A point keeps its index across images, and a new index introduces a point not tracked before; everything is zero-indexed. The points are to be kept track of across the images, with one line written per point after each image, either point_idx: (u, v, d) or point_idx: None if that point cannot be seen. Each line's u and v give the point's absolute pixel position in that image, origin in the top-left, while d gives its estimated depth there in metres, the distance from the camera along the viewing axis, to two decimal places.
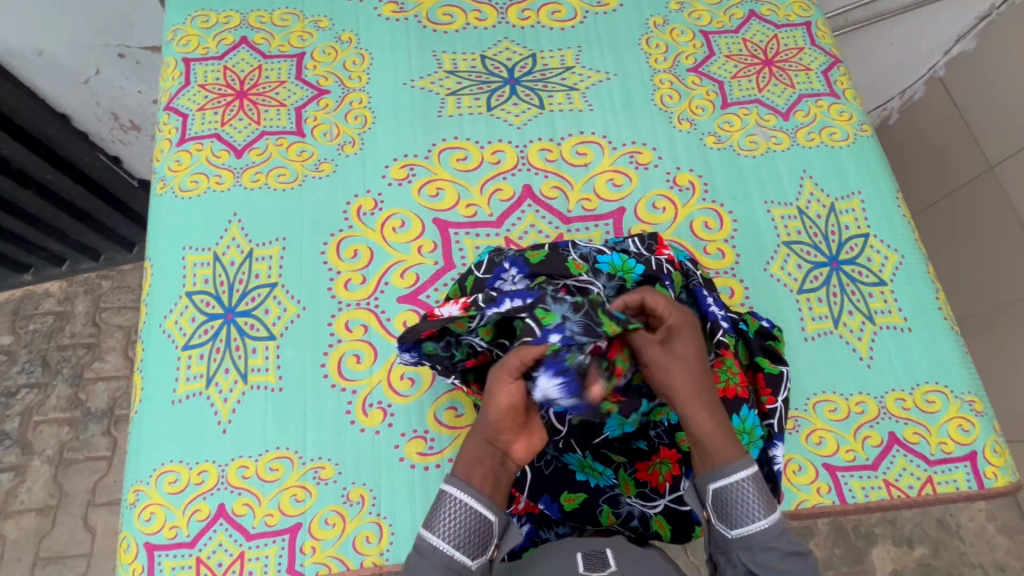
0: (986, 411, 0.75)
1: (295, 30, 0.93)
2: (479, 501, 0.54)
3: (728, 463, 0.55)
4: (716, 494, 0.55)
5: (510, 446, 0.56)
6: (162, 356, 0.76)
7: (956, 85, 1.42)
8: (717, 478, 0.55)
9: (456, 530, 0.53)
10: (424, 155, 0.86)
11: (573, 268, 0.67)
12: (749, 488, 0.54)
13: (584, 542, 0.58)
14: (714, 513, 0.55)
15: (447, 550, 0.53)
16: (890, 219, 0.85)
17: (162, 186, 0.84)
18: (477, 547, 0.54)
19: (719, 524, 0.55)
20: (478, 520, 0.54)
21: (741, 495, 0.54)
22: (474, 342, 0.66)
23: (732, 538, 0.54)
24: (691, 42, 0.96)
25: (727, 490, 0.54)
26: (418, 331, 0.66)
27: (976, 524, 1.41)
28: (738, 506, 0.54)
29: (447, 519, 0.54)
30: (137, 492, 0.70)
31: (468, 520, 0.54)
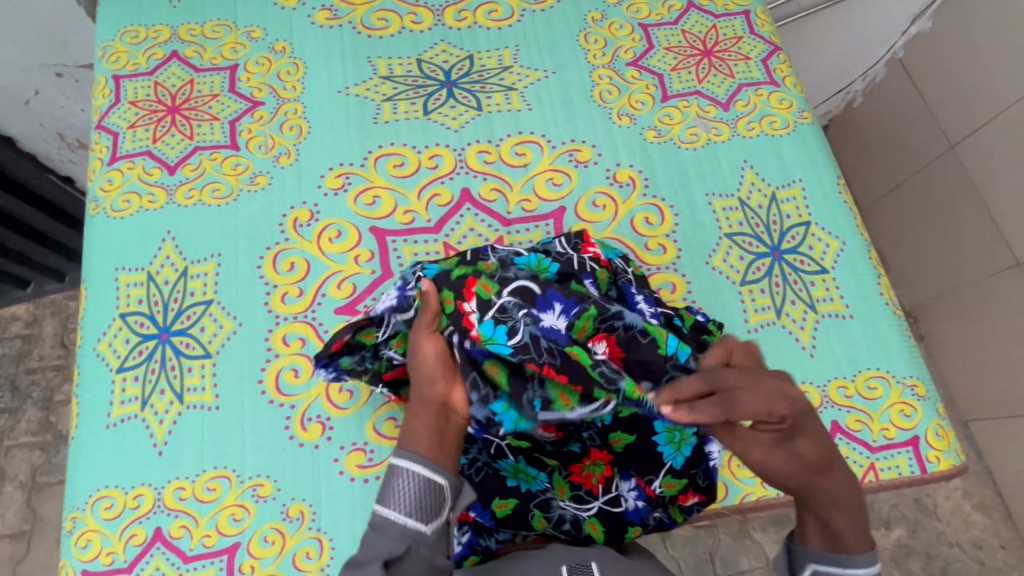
0: (928, 394, 0.76)
1: (227, 42, 0.92)
2: (429, 468, 0.54)
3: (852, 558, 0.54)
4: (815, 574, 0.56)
5: (448, 398, 0.58)
6: (96, 380, 0.75)
7: (915, 66, 1.40)
8: (826, 562, 0.55)
9: (410, 502, 0.52)
10: (360, 164, 0.85)
11: (483, 294, 0.62)
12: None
13: (569, 552, 0.59)
14: None
15: (401, 518, 0.52)
16: (831, 205, 0.85)
17: (94, 208, 0.83)
18: (431, 512, 0.53)
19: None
20: (428, 484, 0.53)
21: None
22: (391, 356, 0.68)
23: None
24: (630, 36, 0.95)
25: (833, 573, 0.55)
26: (330, 345, 0.69)
27: (953, 503, 1.40)
28: None
29: (400, 494, 0.53)
30: (73, 519, 0.69)
31: (418, 485, 0.53)
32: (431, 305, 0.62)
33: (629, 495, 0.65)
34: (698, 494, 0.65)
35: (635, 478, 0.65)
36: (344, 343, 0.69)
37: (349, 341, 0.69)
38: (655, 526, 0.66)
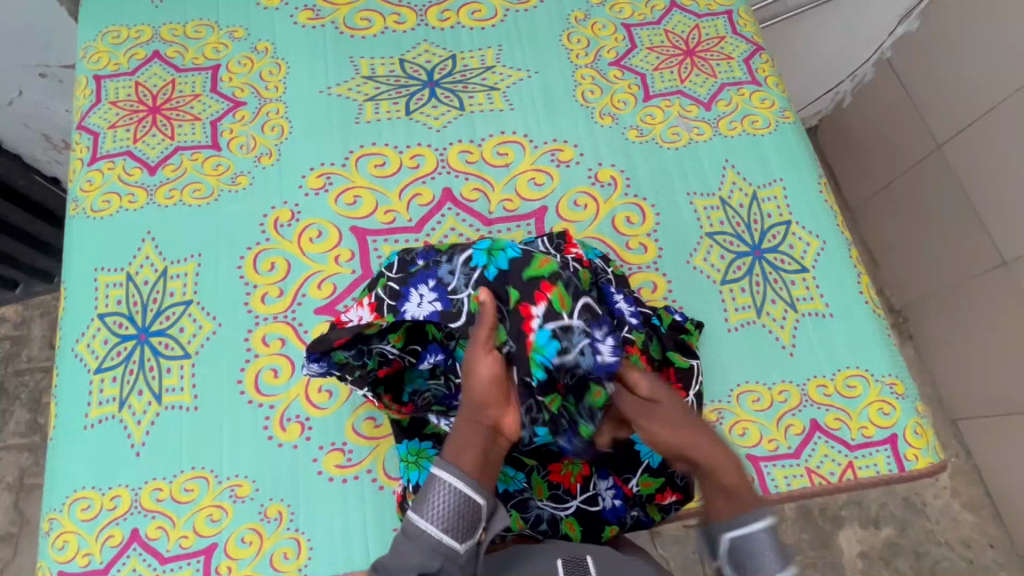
0: (907, 393, 0.76)
1: (209, 42, 0.92)
2: (469, 485, 0.53)
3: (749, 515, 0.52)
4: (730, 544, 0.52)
5: (499, 421, 0.57)
6: (74, 381, 0.74)
7: (902, 67, 1.41)
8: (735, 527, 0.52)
9: (446, 515, 0.52)
10: (341, 163, 0.85)
11: (556, 305, 0.60)
12: (759, 544, 0.51)
13: (564, 548, 0.59)
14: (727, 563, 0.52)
15: (436, 533, 0.51)
16: (812, 204, 0.85)
17: (74, 208, 0.83)
18: (466, 530, 0.52)
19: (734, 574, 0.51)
20: (467, 503, 0.52)
21: (755, 549, 0.51)
22: (386, 349, 0.68)
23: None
24: (613, 36, 0.96)
25: (741, 539, 0.52)
26: (329, 339, 0.65)
27: (942, 502, 1.38)
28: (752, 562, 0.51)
29: (437, 505, 0.52)
30: (50, 520, 0.69)
31: (456, 503, 0.52)
32: (488, 310, 0.60)
33: (607, 494, 0.66)
34: (676, 493, 0.66)
35: (613, 477, 0.66)
36: (346, 337, 0.65)
37: (351, 335, 0.65)
38: (633, 525, 0.66)
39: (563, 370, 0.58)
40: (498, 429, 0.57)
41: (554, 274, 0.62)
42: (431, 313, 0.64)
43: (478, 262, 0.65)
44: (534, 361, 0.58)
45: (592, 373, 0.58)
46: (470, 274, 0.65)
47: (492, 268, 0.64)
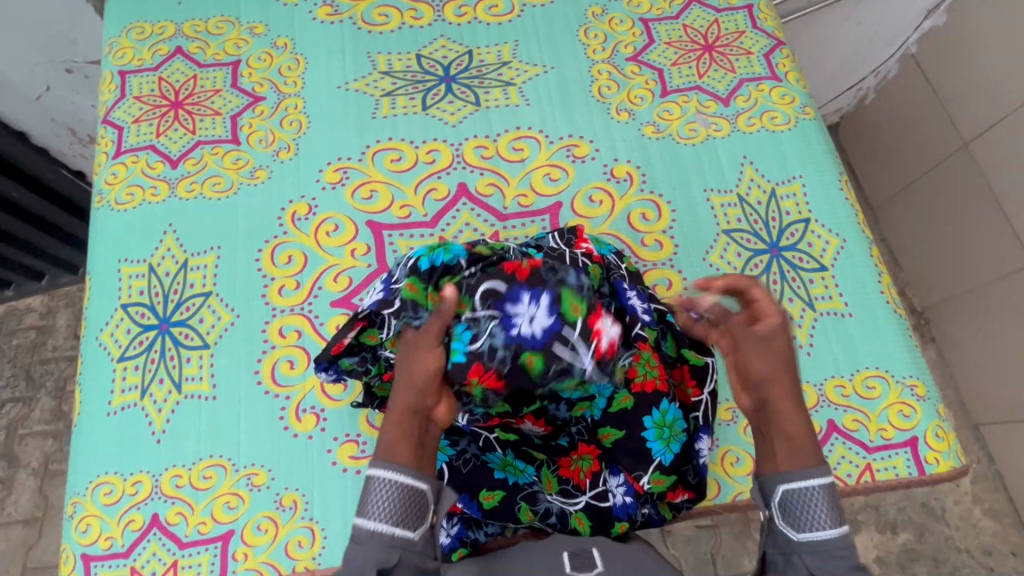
0: (929, 395, 0.74)
1: (230, 38, 0.94)
2: (409, 474, 0.51)
3: (806, 467, 0.52)
4: (787, 498, 0.52)
5: (433, 409, 0.54)
6: (98, 368, 0.76)
7: (929, 61, 1.36)
8: (793, 480, 0.52)
9: (391, 509, 0.49)
10: (358, 158, 0.85)
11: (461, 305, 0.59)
12: (813, 498, 0.51)
13: (570, 540, 0.59)
14: (780, 515, 0.53)
15: (387, 529, 0.49)
16: (832, 202, 0.84)
17: (99, 200, 0.85)
18: (415, 518, 0.50)
19: (785, 525, 0.52)
20: (408, 490, 0.50)
21: (809, 503, 0.51)
22: (388, 356, 0.66)
23: (797, 541, 0.51)
24: (631, 31, 0.95)
25: (800, 493, 0.52)
26: (329, 348, 0.65)
27: (962, 507, 1.35)
28: (807, 513, 0.51)
29: (379, 501, 0.50)
30: (74, 504, 0.70)
31: (397, 492, 0.50)
32: (449, 307, 0.54)
33: (617, 491, 0.66)
34: (687, 491, 0.67)
35: (624, 473, 0.66)
36: (344, 346, 0.65)
37: (349, 342, 0.65)
38: (644, 522, 0.66)
39: (478, 356, 0.56)
40: (431, 415, 0.54)
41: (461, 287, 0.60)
42: (372, 303, 0.63)
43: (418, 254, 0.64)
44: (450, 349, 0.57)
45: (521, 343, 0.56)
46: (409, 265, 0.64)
47: (425, 261, 0.62)
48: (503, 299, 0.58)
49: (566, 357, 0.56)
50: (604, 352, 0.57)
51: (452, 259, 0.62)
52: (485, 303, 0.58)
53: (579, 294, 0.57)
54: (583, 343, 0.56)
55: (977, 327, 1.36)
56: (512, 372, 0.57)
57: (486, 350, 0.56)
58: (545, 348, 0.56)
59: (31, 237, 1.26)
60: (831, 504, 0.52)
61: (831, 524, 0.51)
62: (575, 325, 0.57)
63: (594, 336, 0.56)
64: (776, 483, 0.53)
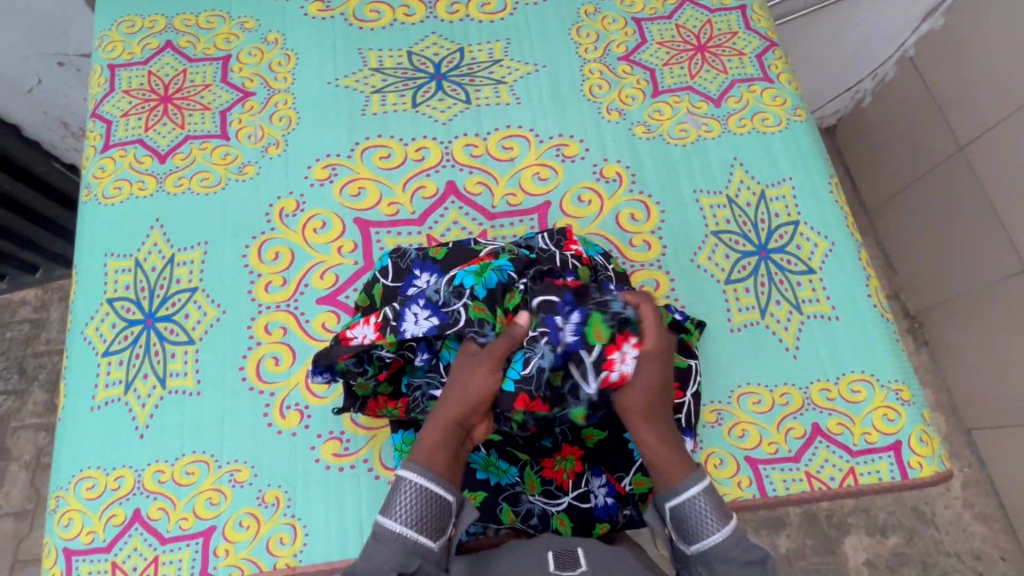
0: (914, 400, 0.74)
1: (221, 33, 0.93)
2: (439, 484, 0.54)
3: (681, 482, 0.56)
4: (674, 512, 0.56)
5: (472, 428, 0.59)
6: (83, 362, 0.76)
7: (926, 64, 1.36)
8: (672, 496, 0.56)
9: (417, 515, 0.53)
10: (347, 155, 0.85)
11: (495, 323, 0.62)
12: (697, 508, 0.55)
13: (555, 540, 0.58)
14: (674, 530, 0.57)
15: (411, 533, 0.52)
16: (821, 205, 0.84)
17: (87, 194, 0.84)
18: (438, 528, 0.54)
19: (680, 540, 0.57)
20: (436, 500, 0.54)
21: (695, 513, 0.55)
22: (383, 356, 0.66)
23: (691, 553, 0.56)
24: (623, 30, 0.94)
25: (682, 507, 0.56)
26: (333, 355, 0.65)
27: (952, 512, 1.35)
28: (694, 522, 0.55)
29: (407, 505, 0.53)
30: (57, 498, 0.70)
31: (426, 501, 0.53)
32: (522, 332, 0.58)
33: (599, 492, 0.66)
34: None
35: (606, 475, 0.66)
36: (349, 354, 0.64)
37: (355, 350, 0.64)
38: (625, 523, 0.66)
39: (530, 380, 0.58)
40: (470, 433, 0.59)
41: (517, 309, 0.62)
42: (429, 329, 0.63)
43: (463, 280, 0.64)
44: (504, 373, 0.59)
45: (558, 365, 0.60)
46: (454, 288, 0.64)
47: (480, 287, 0.63)
48: (553, 312, 0.60)
49: (576, 378, 0.60)
50: (611, 384, 0.59)
51: (504, 276, 0.64)
52: (540, 314, 0.60)
53: (607, 319, 0.59)
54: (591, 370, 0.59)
55: (970, 331, 1.36)
56: (558, 394, 0.60)
57: (538, 372, 0.58)
58: (562, 367, 0.60)
59: (22, 230, 1.25)
60: (713, 508, 0.55)
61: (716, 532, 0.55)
62: (591, 349, 0.59)
63: (606, 366, 0.59)
64: (662, 501, 0.57)
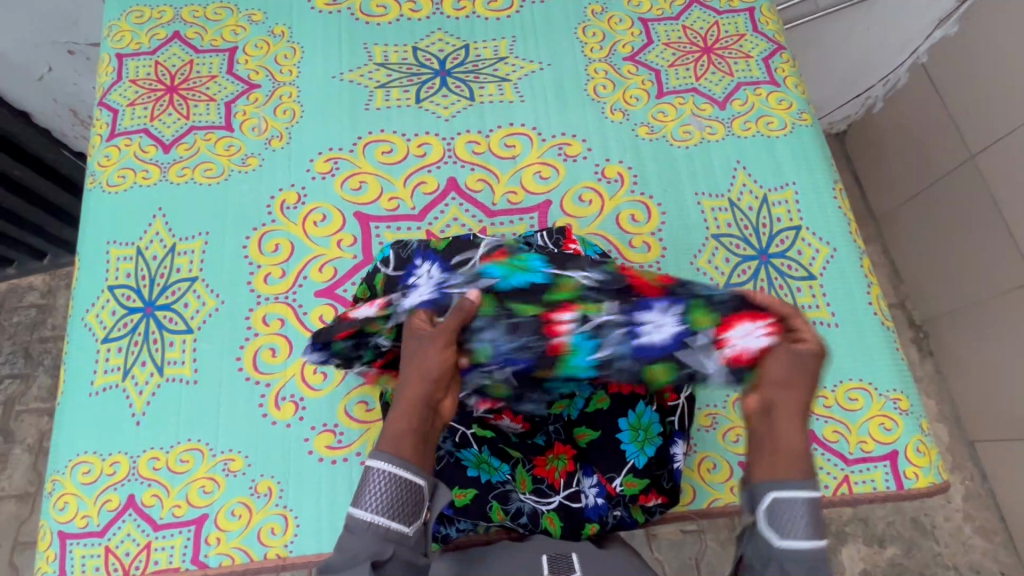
0: (912, 409, 0.74)
1: (228, 24, 0.94)
2: (410, 468, 0.48)
3: (796, 478, 0.46)
4: (775, 504, 0.46)
5: (440, 404, 0.51)
6: (83, 348, 0.77)
7: (939, 71, 1.34)
8: (782, 489, 0.46)
9: (389, 503, 0.46)
10: (349, 149, 0.85)
11: (562, 293, 0.58)
12: (802, 512, 0.45)
13: (551, 543, 0.61)
14: (761, 519, 0.46)
15: (381, 521, 0.46)
16: (824, 210, 0.83)
17: (91, 181, 0.85)
18: (410, 514, 0.47)
19: (764, 531, 0.46)
20: (407, 485, 0.47)
21: (796, 515, 0.45)
22: (381, 344, 0.64)
23: (774, 548, 0.45)
24: (630, 31, 0.94)
25: (786, 502, 0.45)
26: (334, 332, 0.61)
27: (952, 524, 1.34)
28: (791, 524, 0.45)
29: (377, 492, 0.47)
30: (53, 481, 0.71)
31: (397, 486, 0.47)
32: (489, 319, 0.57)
33: (590, 492, 0.65)
34: (661, 496, 0.66)
35: (598, 475, 0.65)
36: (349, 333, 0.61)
37: (355, 329, 0.61)
38: (615, 525, 0.65)
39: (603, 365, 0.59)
40: (438, 411, 0.51)
41: (570, 300, 0.57)
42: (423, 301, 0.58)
43: (490, 272, 0.59)
44: (570, 363, 0.59)
45: (647, 352, 0.58)
46: (473, 276, 0.58)
47: (505, 281, 0.58)
48: (629, 306, 0.56)
49: (693, 362, 0.58)
50: (730, 360, 0.56)
51: (540, 278, 0.58)
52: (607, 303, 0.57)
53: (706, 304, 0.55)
54: (707, 351, 0.57)
55: (976, 343, 1.35)
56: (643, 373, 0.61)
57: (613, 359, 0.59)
58: (671, 356, 0.59)
59: (30, 216, 1.27)
60: (817, 520, 0.45)
61: (813, 535, 0.45)
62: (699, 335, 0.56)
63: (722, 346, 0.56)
64: (765, 489, 0.46)
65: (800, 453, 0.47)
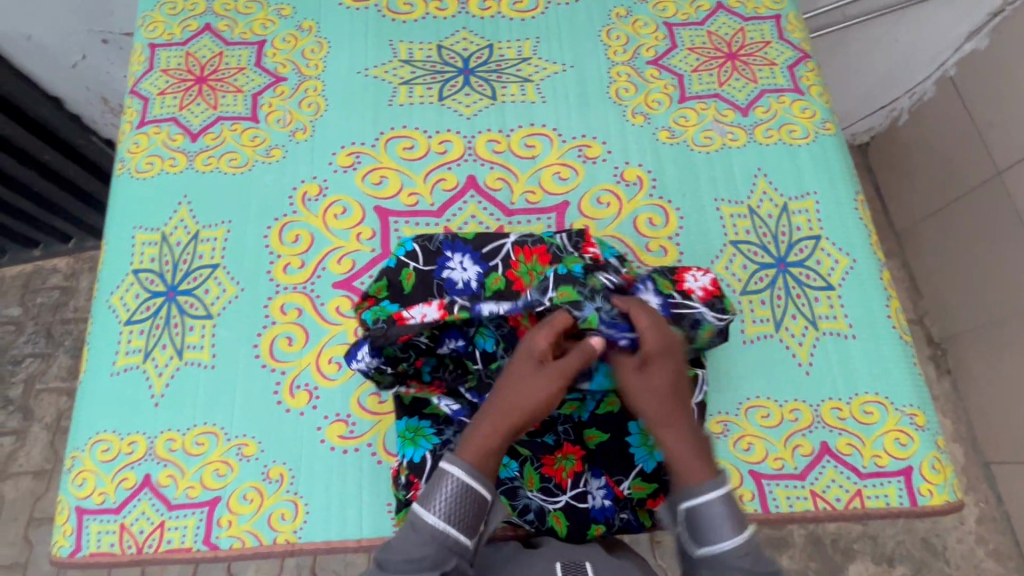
0: (928, 426, 0.73)
1: (257, 18, 0.95)
2: (482, 485, 0.54)
3: (699, 485, 0.55)
4: (691, 512, 0.55)
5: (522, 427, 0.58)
6: (106, 329, 0.79)
7: (966, 86, 1.31)
8: (691, 497, 0.55)
9: (458, 514, 0.53)
10: (371, 144, 0.86)
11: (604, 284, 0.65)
12: (717, 511, 0.54)
13: (563, 550, 0.60)
14: (685, 531, 0.55)
15: (450, 530, 0.52)
16: (845, 221, 0.82)
17: (121, 167, 0.87)
18: (474, 526, 0.53)
19: (690, 542, 0.55)
20: (476, 500, 0.53)
21: (713, 517, 0.54)
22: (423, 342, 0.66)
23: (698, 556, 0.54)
24: (654, 35, 0.94)
25: (699, 510, 0.54)
26: (392, 336, 0.64)
27: (964, 546, 1.31)
28: (708, 526, 0.54)
29: (449, 503, 0.53)
30: (73, 458, 0.73)
31: (467, 500, 0.53)
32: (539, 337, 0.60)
33: (597, 494, 0.66)
34: None
35: (605, 477, 0.66)
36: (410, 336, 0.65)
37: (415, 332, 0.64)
38: (621, 528, 0.66)
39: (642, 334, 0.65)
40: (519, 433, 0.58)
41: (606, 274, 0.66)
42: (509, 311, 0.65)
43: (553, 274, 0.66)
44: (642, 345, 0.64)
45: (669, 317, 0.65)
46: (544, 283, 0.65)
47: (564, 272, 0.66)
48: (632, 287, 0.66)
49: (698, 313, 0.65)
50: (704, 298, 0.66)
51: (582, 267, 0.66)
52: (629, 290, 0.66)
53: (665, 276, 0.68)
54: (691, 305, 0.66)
55: (995, 362, 1.32)
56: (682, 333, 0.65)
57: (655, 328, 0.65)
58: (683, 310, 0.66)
59: (57, 200, 1.30)
60: (729, 515, 0.54)
61: (732, 537, 0.53)
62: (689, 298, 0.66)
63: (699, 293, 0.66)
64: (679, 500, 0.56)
65: (692, 456, 0.56)
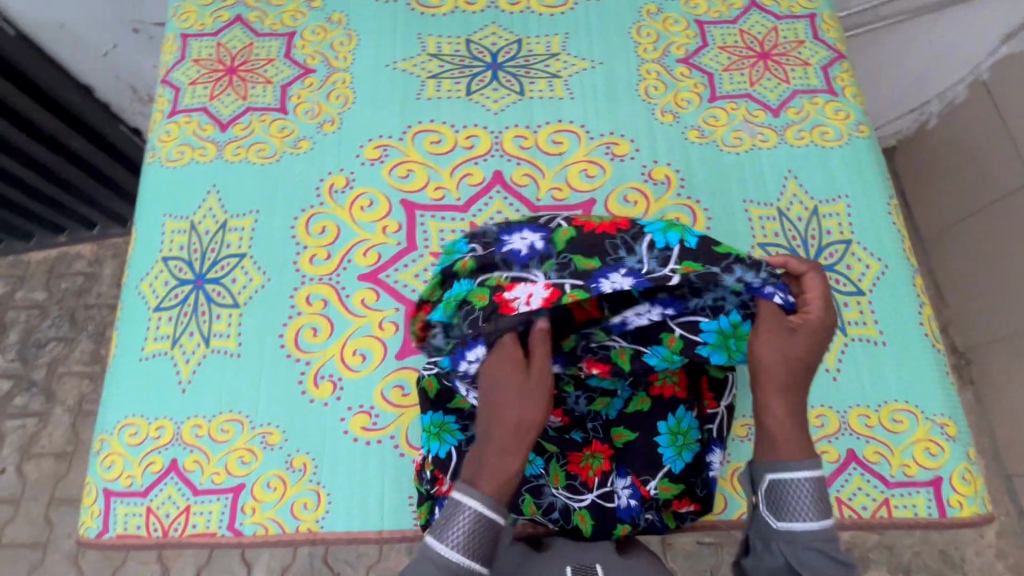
0: (959, 436, 0.71)
1: (288, 10, 0.96)
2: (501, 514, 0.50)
3: (794, 459, 0.52)
4: (774, 484, 0.52)
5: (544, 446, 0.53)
6: (135, 315, 0.80)
7: (1001, 89, 1.28)
8: (779, 469, 0.52)
9: (473, 545, 0.49)
10: (398, 137, 0.87)
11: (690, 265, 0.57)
12: (804, 490, 0.52)
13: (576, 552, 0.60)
14: (764, 501, 0.53)
15: (464, 562, 0.49)
16: (877, 225, 0.81)
17: (152, 156, 0.88)
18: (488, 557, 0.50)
19: (767, 513, 0.53)
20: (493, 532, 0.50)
21: (798, 495, 0.52)
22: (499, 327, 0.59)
23: (776, 528, 0.52)
24: (685, 32, 0.93)
25: (784, 484, 0.52)
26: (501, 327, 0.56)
27: (983, 559, 1.29)
28: (791, 504, 0.52)
29: (464, 534, 0.49)
30: (101, 441, 0.74)
31: (484, 532, 0.49)
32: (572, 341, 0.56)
33: (623, 493, 0.65)
34: (694, 502, 0.66)
35: (631, 476, 0.65)
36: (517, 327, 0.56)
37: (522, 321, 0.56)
38: (646, 527, 0.66)
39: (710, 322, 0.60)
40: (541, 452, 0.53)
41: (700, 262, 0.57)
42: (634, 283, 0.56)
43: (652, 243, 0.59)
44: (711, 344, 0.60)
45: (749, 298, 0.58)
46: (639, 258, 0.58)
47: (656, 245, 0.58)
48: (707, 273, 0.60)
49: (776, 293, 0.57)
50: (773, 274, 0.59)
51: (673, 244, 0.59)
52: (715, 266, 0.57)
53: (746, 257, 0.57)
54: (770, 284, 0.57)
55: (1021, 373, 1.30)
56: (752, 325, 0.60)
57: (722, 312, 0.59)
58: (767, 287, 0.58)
59: (84, 187, 1.32)
60: (818, 497, 0.52)
61: (814, 518, 0.51)
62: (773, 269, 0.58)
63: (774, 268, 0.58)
64: (763, 470, 0.53)
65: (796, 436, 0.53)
